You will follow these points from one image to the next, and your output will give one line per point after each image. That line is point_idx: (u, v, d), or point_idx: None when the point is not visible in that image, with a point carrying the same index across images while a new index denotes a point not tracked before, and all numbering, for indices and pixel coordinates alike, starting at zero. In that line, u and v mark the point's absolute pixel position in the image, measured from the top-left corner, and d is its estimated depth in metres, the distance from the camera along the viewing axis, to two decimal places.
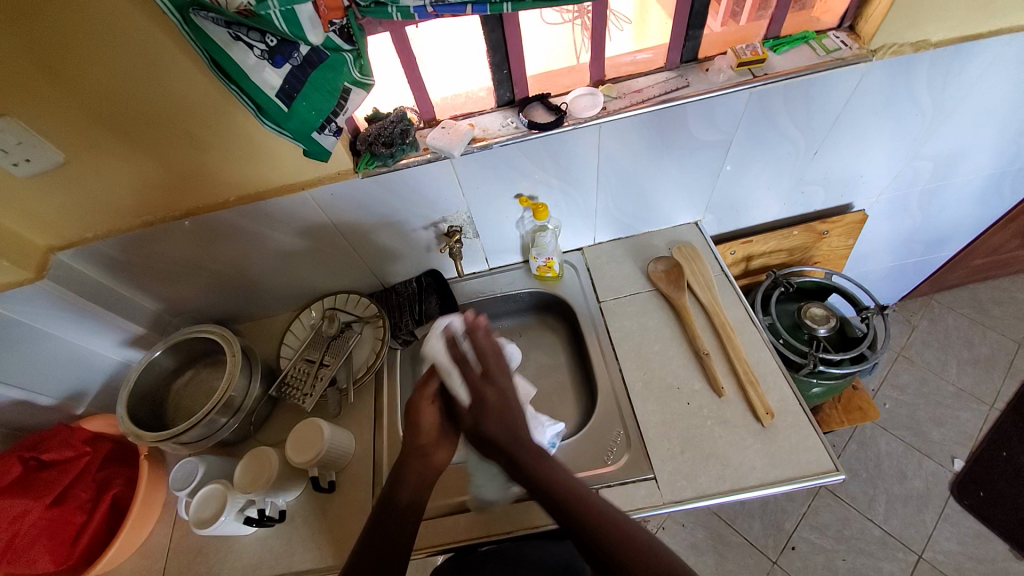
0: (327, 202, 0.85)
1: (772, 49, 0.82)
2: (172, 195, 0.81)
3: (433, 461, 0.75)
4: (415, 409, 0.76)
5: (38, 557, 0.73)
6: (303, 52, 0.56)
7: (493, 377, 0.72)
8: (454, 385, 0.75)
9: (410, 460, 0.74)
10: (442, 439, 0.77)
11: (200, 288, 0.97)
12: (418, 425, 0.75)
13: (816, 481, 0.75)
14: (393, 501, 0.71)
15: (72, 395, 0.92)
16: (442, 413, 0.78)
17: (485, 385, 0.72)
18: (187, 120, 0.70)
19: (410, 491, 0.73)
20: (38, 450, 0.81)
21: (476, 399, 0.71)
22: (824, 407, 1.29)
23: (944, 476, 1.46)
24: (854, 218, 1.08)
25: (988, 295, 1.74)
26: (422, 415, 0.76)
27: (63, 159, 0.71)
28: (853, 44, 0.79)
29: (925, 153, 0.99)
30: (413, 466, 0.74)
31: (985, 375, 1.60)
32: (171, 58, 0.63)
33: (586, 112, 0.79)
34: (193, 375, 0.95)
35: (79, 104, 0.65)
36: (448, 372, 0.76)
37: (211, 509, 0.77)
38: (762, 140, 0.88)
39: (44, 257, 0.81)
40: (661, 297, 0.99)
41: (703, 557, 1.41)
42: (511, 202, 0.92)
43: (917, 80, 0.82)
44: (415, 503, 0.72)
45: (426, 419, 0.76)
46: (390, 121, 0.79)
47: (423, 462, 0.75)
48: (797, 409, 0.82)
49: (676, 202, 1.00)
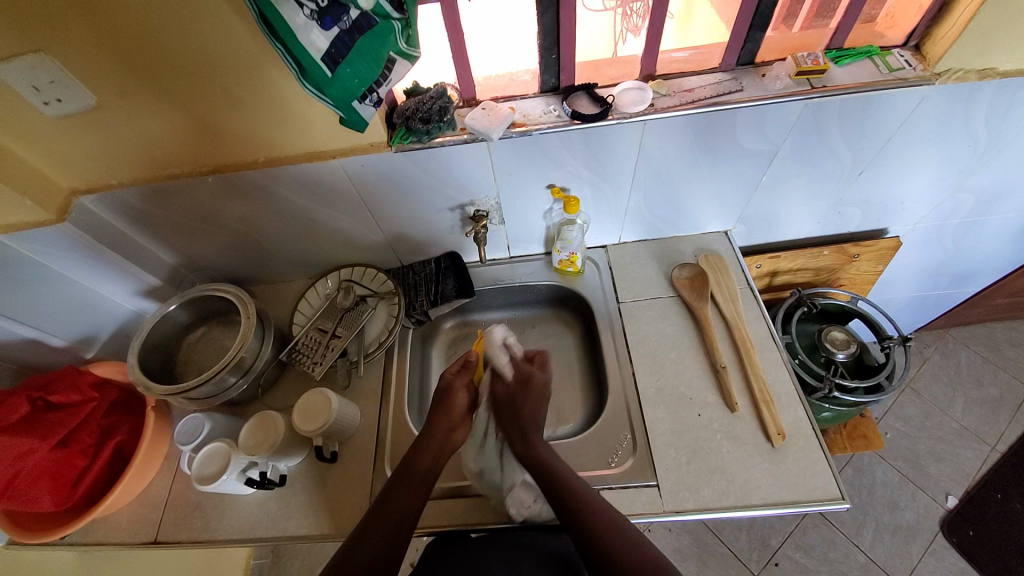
0: (356, 173, 0.83)
1: (833, 61, 0.78)
2: (198, 150, 0.79)
3: (452, 439, 0.77)
4: (450, 391, 0.80)
5: (39, 496, 0.75)
6: (353, 16, 0.54)
7: (536, 379, 0.82)
8: (500, 364, 0.82)
9: (435, 433, 0.77)
10: (466, 421, 0.80)
11: (219, 245, 0.96)
12: (451, 404, 0.79)
13: (821, 506, 0.74)
14: (412, 465, 0.73)
15: (83, 338, 0.91)
16: (472, 398, 0.82)
17: (535, 369, 0.83)
18: (223, 76, 0.68)
19: (429, 460, 0.74)
20: (47, 390, 0.80)
21: (521, 377, 0.82)
22: (828, 430, 1.28)
23: (937, 511, 1.45)
24: (887, 244, 1.05)
25: (1004, 336, 1.71)
26: (455, 399, 0.80)
27: (95, 103, 0.69)
28: (917, 65, 0.76)
29: (969, 186, 0.95)
30: (437, 437, 0.76)
31: (992, 416, 1.58)
32: (215, 12, 0.61)
33: (633, 107, 0.76)
34: (205, 332, 0.94)
35: (115, 49, 0.63)
36: (500, 360, 0.82)
37: (213, 466, 0.77)
38: (807, 155, 0.85)
39: (66, 199, 0.80)
40: (682, 304, 0.97)
41: (685, 562, 1.42)
42: (541, 192, 0.90)
43: (977, 109, 0.79)
44: (435, 471, 0.74)
45: (459, 399, 0.80)
46: (430, 97, 0.77)
47: (444, 437, 0.77)
48: (810, 433, 0.81)
49: (708, 209, 0.97)
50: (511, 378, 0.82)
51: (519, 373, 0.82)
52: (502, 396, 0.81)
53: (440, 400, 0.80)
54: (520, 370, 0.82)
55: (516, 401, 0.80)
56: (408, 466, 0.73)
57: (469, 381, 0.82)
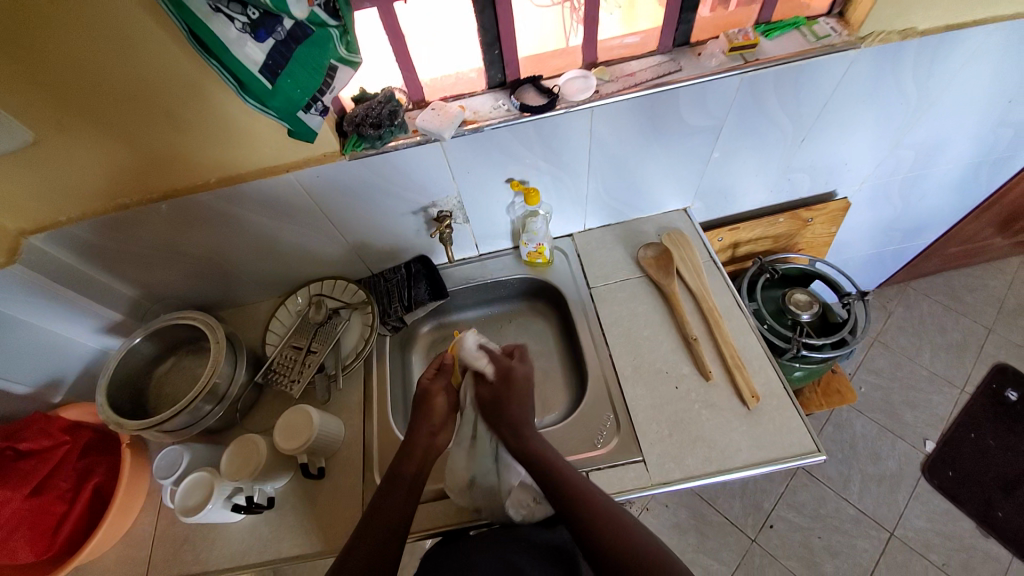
0: (313, 185, 0.83)
1: (764, 34, 0.82)
2: (149, 178, 0.78)
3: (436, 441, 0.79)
4: (429, 394, 0.82)
5: (19, 548, 0.72)
6: (287, 26, 0.54)
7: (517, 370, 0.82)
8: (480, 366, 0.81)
9: (418, 436, 0.78)
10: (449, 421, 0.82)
11: (182, 273, 0.95)
12: (430, 409, 0.81)
13: (798, 461, 0.77)
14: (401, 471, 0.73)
15: (48, 383, 0.88)
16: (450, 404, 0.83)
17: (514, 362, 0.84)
18: (166, 100, 0.67)
19: (414, 466, 0.75)
20: (15, 439, 0.77)
21: (503, 371, 0.82)
22: (804, 390, 1.33)
23: (916, 456, 1.52)
24: (837, 206, 1.10)
25: (960, 283, 1.80)
26: (434, 402, 0.81)
27: (34, 139, 0.67)
28: (842, 32, 0.80)
29: (907, 142, 1.00)
30: (420, 441, 0.77)
31: (956, 360, 1.67)
32: (151, 37, 0.60)
33: (578, 96, 0.78)
34: (175, 362, 0.93)
35: (51, 83, 0.62)
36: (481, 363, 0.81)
37: (197, 496, 0.76)
38: (751, 127, 0.89)
39: (15, 241, 0.78)
40: (651, 283, 0.99)
41: (685, 536, 1.45)
42: (502, 187, 0.91)
43: (902, 69, 0.84)
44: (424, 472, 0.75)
45: (438, 403, 0.82)
46: (378, 102, 0.77)
47: (427, 442, 0.78)
48: (782, 392, 0.84)
49: (666, 188, 1.00)
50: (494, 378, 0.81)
51: (499, 369, 0.82)
52: (488, 396, 0.80)
53: (420, 406, 0.82)
54: (501, 365, 0.82)
55: (501, 399, 0.80)
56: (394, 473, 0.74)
57: (448, 385, 0.84)
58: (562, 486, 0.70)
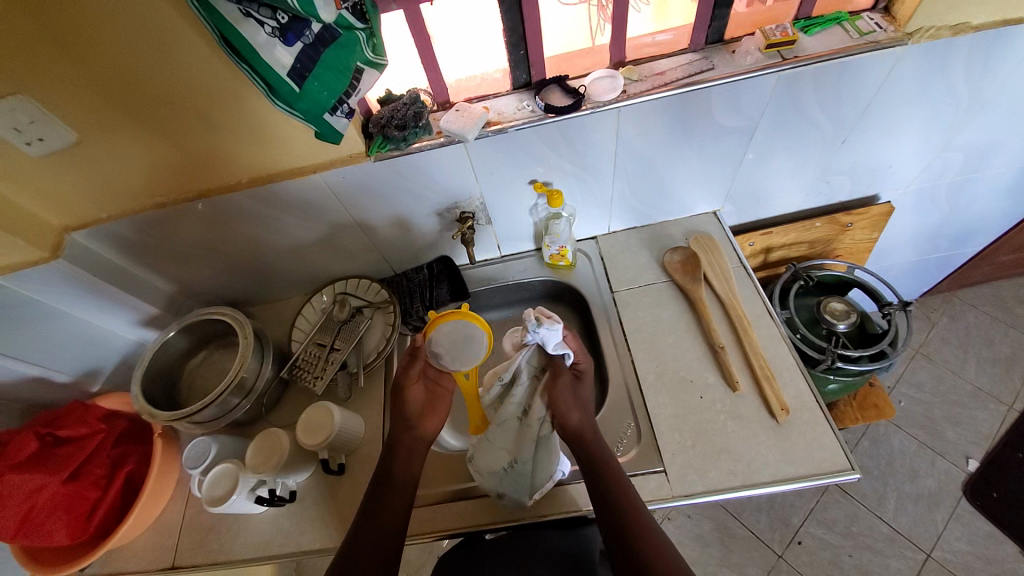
0: (338, 186, 0.84)
1: (803, 30, 0.78)
2: (184, 176, 0.80)
3: (422, 433, 0.77)
4: (404, 385, 0.77)
5: (54, 530, 0.75)
6: (315, 30, 0.54)
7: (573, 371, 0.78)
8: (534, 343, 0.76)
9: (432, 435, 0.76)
10: (430, 411, 0.78)
11: (213, 270, 0.98)
12: (404, 402, 0.77)
13: (830, 479, 0.74)
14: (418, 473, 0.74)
15: (87, 373, 0.93)
16: (428, 393, 0.80)
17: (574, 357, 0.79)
18: (199, 102, 0.69)
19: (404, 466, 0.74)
20: (55, 426, 0.82)
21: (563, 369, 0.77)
22: (838, 403, 1.27)
23: (959, 475, 1.43)
24: (879, 211, 1.04)
25: (1013, 293, 1.69)
26: (411, 395, 0.77)
27: (76, 138, 0.70)
28: (888, 27, 0.76)
29: (957, 144, 0.94)
30: (402, 439, 0.76)
31: (1007, 374, 1.56)
32: (185, 40, 0.62)
33: (605, 96, 0.76)
34: (205, 357, 0.95)
35: (93, 84, 0.65)
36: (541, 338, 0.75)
37: (222, 487, 0.78)
38: (787, 128, 0.85)
39: (58, 236, 0.81)
40: (677, 288, 0.96)
41: (708, 548, 1.41)
42: (524, 188, 0.90)
43: (954, 65, 0.78)
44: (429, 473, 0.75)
45: (412, 396, 0.78)
46: (402, 104, 0.78)
47: (412, 435, 0.77)
48: (814, 406, 0.80)
49: (695, 190, 0.97)
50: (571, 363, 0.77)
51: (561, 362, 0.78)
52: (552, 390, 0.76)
53: (396, 402, 0.77)
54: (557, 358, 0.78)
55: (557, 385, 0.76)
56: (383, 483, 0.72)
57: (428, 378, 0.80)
58: (603, 486, 0.69)
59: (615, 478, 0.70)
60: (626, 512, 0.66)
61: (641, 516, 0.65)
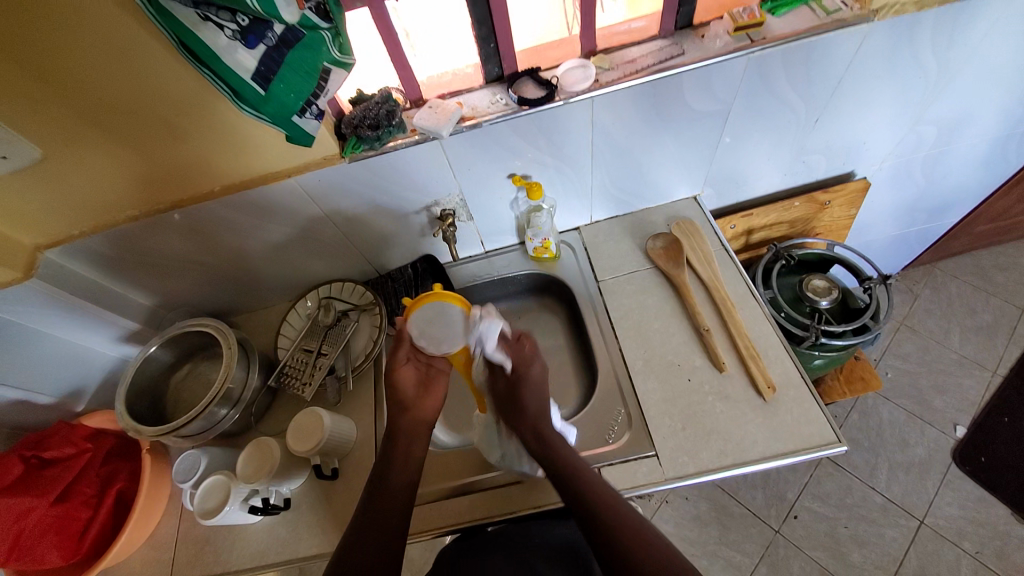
0: (315, 189, 0.83)
1: (771, 12, 0.78)
2: (156, 187, 0.79)
3: (422, 413, 0.75)
4: (395, 369, 0.74)
5: (47, 553, 0.74)
6: (277, 31, 0.53)
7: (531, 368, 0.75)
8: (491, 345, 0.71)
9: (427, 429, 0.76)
10: (426, 392, 0.75)
11: (194, 281, 0.96)
12: (398, 385, 0.74)
13: (817, 452, 0.75)
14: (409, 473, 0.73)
15: (71, 392, 0.91)
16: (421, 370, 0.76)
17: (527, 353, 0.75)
18: (165, 111, 0.68)
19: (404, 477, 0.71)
20: (40, 448, 0.81)
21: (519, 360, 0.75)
22: (826, 379, 1.29)
23: (946, 442, 1.47)
24: (856, 187, 1.06)
25: (991, 262, 1.72)
26: (401, 377, 0.74)
27: (41, 155, 0.69)
28: (853, 4, 0.76)
29: (927, 118, 0.96)
30: None
31: (988, 342, 1.60)
32: (147, 49, 0.61)
33: (576, 86, 0.76)
34: (190, 369, 0.95)
35: (53, 98, 0.63)
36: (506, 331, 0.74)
37: (214, 499, 0.78)
38: (760, 110, 0.85)
39: (31, 256, 0.80)
40: (660, 274, 0.97)
41: (707, 528, 1.43)
42: (503, 182, 0.90)
43: (919, 40, 0.79)
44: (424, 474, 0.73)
45: (404, 378, 0.74)
46: (374, 103, 0.77)
47: (409, 418, 0.74)
48: (800, 382, 0.81)
49: (673, 176, 0.97)
50: (509, 370, 0.74)
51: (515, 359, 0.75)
52: (503, 391, 0.76)
53: (389, 387, 0.74)
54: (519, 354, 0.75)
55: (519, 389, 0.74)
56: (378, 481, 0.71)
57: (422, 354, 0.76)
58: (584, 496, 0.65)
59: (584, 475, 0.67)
60: (605, 505, 0.64)
61: (618, 507, 0.64)
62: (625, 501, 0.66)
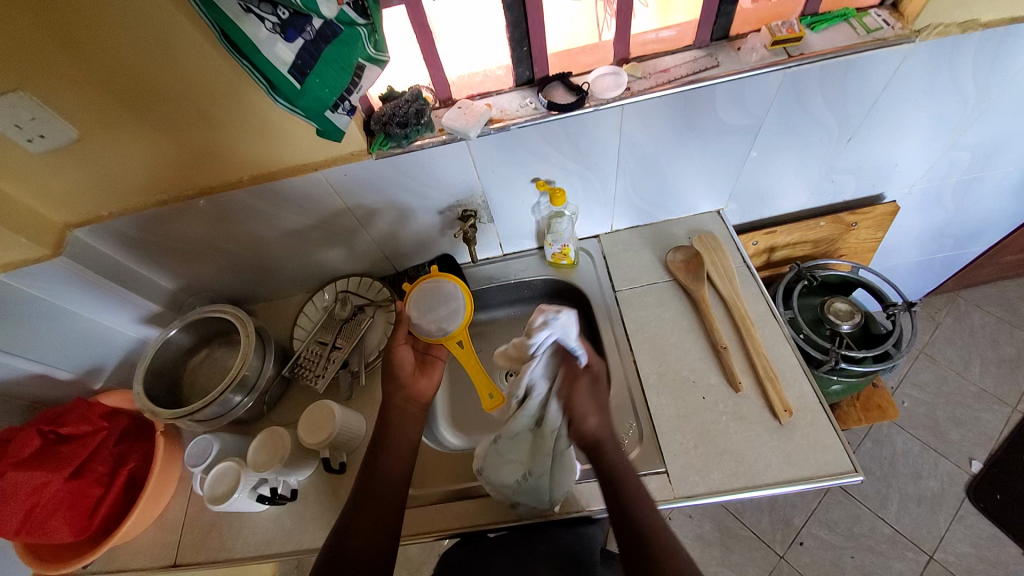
0: (341, 184, 0.83)
1: (809, 27, 0.77)
2: (185, 174, 0.80)
3: (415, 391, 0.77)
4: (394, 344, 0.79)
5: (58, 528, 0.75)
6: (316, 26, 0.54)
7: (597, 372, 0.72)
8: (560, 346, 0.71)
9: None
10: (421, 373, 0.79)
11: (215, 268, 0.97)
12: (394, 361, 0.78)
13: (832, 481, 0.73)
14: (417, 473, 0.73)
15: (89, 371, 0.93)
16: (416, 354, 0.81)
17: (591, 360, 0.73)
18: (200, 99, 0.69)
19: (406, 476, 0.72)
20: (57, 424, 0.82)
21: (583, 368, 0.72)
22: (841, 404, 1.26)
23: (962, 477, 1.42)
24: (885, 210, 1.04)
25: (1018, 294, 1.67)
26: (399, 355, 0.78)
27: (78, 136, 0.70)
28: (895, 24, 0.74)
29: (964, 143, 0.93)
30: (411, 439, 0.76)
31: (1011, 376, 1.55)
32: (188, 38, 0.62)
33: (608, 93, 0.76)
34: (207, 353, 0.95)
35: (95, 81, 0.64)
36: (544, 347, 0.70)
37: (224, 486, 0.78)
38: (792, 126, 0.84)
39: (60, 234, 0.81)
40: (679, 288, 0.96)
41: (709, 548, 1.41)
42: (526, 186, 0.90)
43: (961, 63, 0.77)
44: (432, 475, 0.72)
45: (402, 356, 0.78)
46: (405, 101, 0.77)
47: (402, 397, 0.76)
48: (817, 407, 0.80)
49: (698, 188, 0.96)
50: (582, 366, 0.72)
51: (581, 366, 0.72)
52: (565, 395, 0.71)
53: (387, 363, 0.78)
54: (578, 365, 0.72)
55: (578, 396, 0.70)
56: (382, 476, 0.70)
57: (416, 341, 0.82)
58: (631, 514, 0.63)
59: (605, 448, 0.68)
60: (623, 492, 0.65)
61: (633, 486, 0.65)
62: (638, 481, 0.67)
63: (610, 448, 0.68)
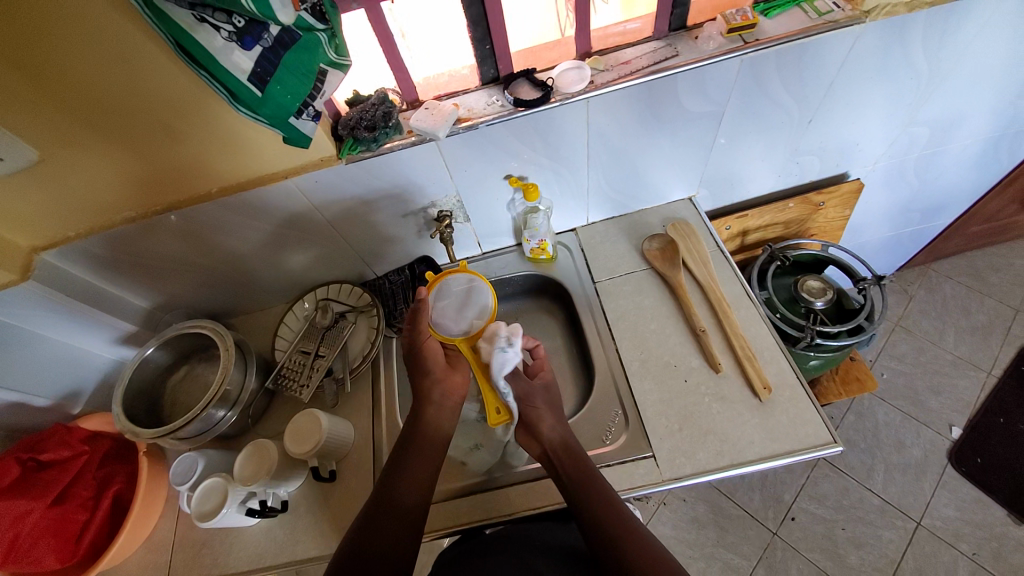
0: (313, 191, 0.83)
1: (764, 13, 0.79)
2: (153, 189, 0.79)
3: (450, 385, 0.80)
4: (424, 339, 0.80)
5: (43, 556, 0.73)
6: (274, 32, 0.54)
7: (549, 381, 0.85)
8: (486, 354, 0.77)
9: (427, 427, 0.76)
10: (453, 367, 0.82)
11: (191, 283, 0.96)
12: (427, 352, 0.80)
13: (813, 453, 0.75)
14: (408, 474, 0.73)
15: (66, 395, 0.91)
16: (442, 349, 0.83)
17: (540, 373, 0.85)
18: (163, 113, 0.68)
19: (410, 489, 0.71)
20: (36, 450, 0.80)
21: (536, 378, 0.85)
22: (822, 379, 1.29)
23: (942, 443, 1.47)
24: (850, 188, 1.07)
25: (985, 264, 1.73)
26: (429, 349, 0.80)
27: (39, 157, 0.69)
28: (845, 6, 0.77)
29: (920, 119, 0.97)
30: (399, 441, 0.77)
31: (983, 342, 1.61)
32: (145, 51, 0.61)
33: (574, 87, 0.77)
34: (187, 371, 0.94)
35: (52, 100, 0.63)
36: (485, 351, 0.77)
37: (211, 502, 0.77)
38: (753, 111, 0.86)
39: (27, 257, 0.79)
40: (656, 275, 0.98)
41: (704, 530, 1.43)
42: (500, 183, 0.90)
43: (911, 41, 0.80)
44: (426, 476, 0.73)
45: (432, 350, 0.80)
46: (371, 104, 0.77)
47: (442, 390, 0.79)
48: (795, 383, 0.82)
49: (669, 177, 0.98)
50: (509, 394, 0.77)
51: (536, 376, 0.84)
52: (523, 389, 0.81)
53: (416, 359, 0.80)
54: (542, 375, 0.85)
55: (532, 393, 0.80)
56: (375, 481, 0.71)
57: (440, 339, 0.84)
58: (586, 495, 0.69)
59: (561, 446, 0.75)
60: (586, 483, 0.70)
61: (595, 479, 0.71)
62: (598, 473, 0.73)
63: (569, 449, 0.74)
